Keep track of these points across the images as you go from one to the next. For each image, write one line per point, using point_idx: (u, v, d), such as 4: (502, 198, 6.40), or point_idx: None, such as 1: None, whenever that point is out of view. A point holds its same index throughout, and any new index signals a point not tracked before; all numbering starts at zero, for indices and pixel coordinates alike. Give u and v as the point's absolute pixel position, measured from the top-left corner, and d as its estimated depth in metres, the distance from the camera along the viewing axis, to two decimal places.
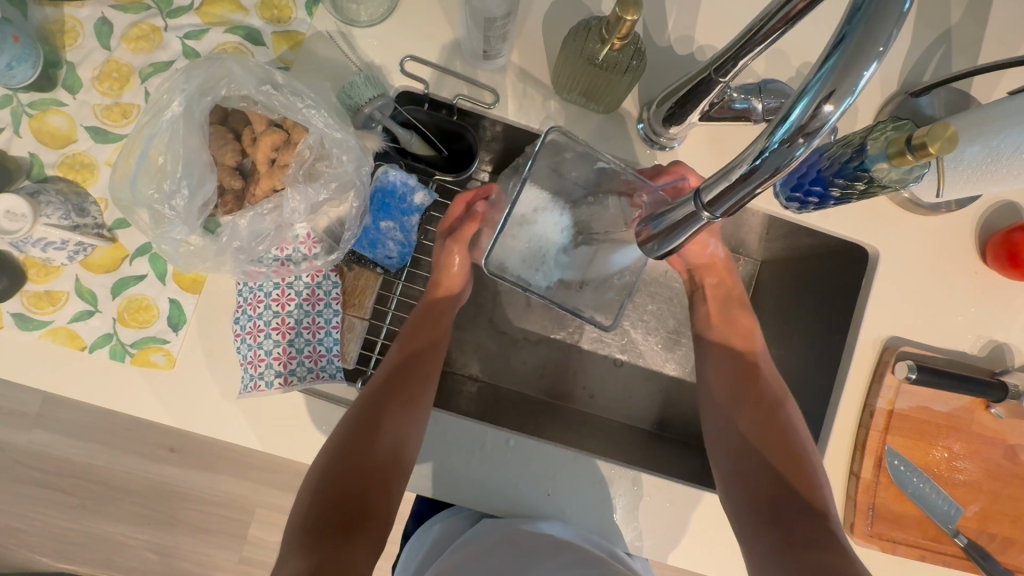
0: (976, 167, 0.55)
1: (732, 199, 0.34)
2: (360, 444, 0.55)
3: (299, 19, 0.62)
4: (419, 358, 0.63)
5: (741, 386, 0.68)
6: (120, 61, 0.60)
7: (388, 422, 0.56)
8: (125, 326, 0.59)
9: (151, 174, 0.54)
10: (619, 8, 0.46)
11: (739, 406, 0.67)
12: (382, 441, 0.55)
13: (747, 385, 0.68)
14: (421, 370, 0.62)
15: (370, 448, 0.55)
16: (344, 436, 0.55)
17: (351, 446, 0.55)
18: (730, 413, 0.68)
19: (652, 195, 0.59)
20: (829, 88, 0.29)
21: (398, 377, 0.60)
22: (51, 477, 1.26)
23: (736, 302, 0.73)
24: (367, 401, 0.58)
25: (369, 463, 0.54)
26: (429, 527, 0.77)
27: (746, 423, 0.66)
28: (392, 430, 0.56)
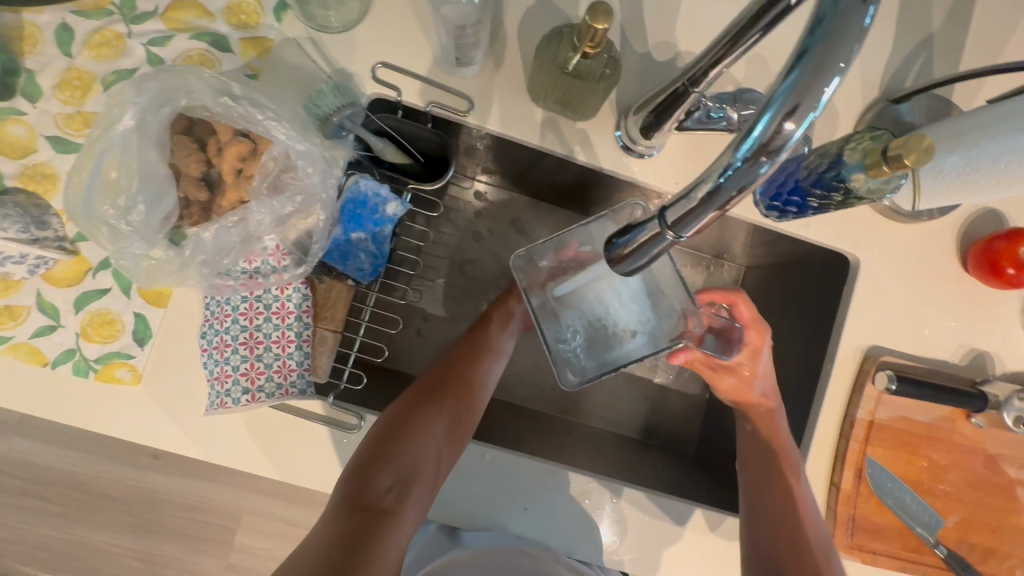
0: (954, 177, 0.54)
1: (698, 218, 0.32)
2: (416, 420, 0.58)
3: (267, 24, 0.60)
4: (479, 352, 0.67)
5: (764, 457, 0.63)
6: (81, 68, 0.59)
7: (447, 404, 0.61)
8: (88, 341, 0.57)
9: (106, 189, 0.53)
10: (589, 16, 0.45)
11: (762, 475, 0.63)
12: (438, 422, 0.59)
13: (776, 455, 0.63)
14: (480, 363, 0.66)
15: (426, 425, 0.58)
16: (402, 409, 0.59)
17: (407, 420, 0.58)
18: (757, 473, 0.63)
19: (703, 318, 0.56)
20: (792, 103, 0.28)
21: (460, 364, 0.65)
22: (33, 486, 1.24)
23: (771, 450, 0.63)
24: (425, 384, 0.62)
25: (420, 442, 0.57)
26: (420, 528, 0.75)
27: (773, 492, 0.61)
28: (449, 414, 0.60)
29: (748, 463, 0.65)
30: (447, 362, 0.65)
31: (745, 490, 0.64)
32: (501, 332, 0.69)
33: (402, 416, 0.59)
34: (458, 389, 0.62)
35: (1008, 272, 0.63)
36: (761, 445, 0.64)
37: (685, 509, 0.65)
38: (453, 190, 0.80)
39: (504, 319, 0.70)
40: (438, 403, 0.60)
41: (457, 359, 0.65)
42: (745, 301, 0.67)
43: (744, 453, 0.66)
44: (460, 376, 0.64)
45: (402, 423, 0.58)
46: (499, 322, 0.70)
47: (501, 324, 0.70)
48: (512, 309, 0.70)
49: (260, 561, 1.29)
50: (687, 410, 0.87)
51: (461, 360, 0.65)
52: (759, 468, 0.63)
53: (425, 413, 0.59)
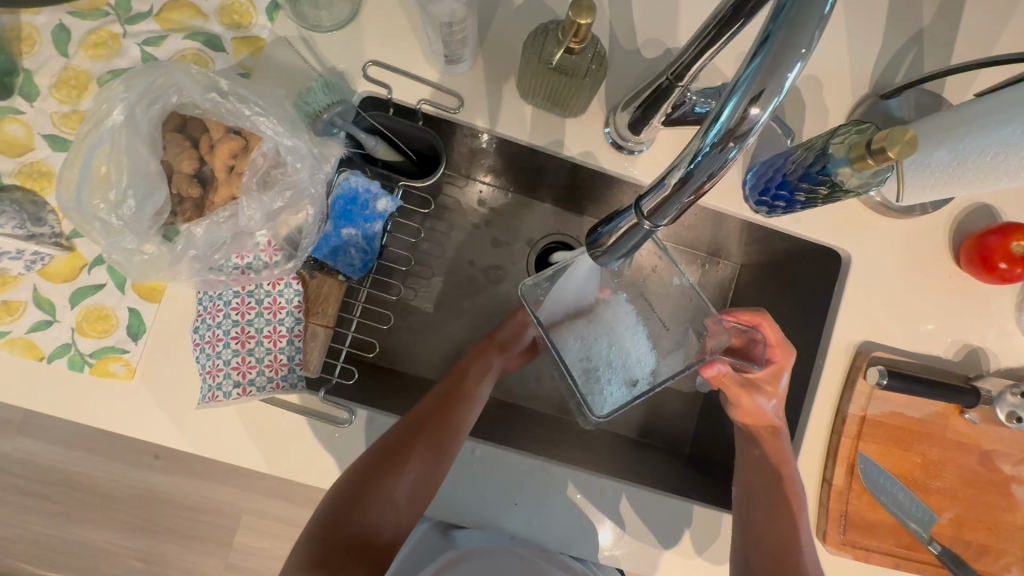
0: (943, 171, 0.54)
1: (671, 206, 0.33)
2: (376, 479, 0.54)
3: (259, 24, 0.61)
4: (455, 400, 0.61)
5: (772, 489, 0.61)
6: (78, 68, 0.60)
7: (413, 455, 0.55)
8: (83, 335, 0.58)
9: (96, 185, 0.54)
10: (572, 12, 0.46)
11: (770, 509, 0.60)
12: (398, 482, 0.54)
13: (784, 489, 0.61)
14: (454, 415, 0.60)
15: (385, 485, 0.54)
16: (364, 465, 0.55)
17: (366, 479, 0.54)
18: (758, 502, 0.61)
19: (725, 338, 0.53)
20: (756, 89, 0.28)
21: (433, 413, 0.59)
22: (35, 485, 1.25)
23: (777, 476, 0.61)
24: (392, 436, 0.57)
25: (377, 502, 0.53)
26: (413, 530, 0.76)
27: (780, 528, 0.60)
28: (413, 473, 0.55)
29: (752, 494, 0.62)
30: (418, 411, 0.59)
31: (741, 522, 0.62)
32: (479, 380, 0.65)
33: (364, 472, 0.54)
34: (427, 442, 0.57)
35: (1000, 266, 0.62)
36: (770, 479, 0.62)
37: (676, 504, 0.65)
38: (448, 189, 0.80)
39: (484, 363, 0.66)
40: (400, 460, 0.55)
41: (430, 406, 0.60)
42: (769, 322, 0.64)
43: (748, 484, 0.63)
44: (430, 429, 0.58)
45: (364, 479, 0.54)
46: (477, 371, 0.65)
47: (480, 371, 0.66)
48: (492, 358, 0.68)
49: (259, 562, 1.30)
50: (682, 408, 0.86)
51: (434, 409, 0.59)
52: (766, 502, 0.61)
53: (386, 470, 0.54)
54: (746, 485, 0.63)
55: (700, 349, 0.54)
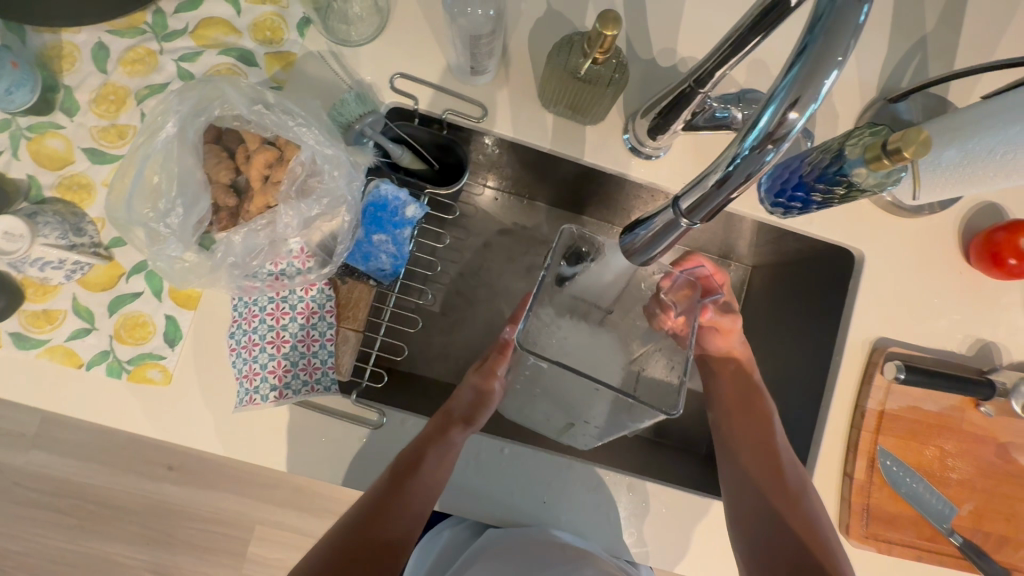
0: (953, 169, 0.57)
1: (710, 205, 0.35)
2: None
3: (290, 40, 0.63)
4: (414, 477, 0.57)
5: (744, 394, 0.70)
6: (116, 84, 0.62)
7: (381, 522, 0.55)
8: (122, 343, 0.60)
9: (146, 195, 0.55)
10: (599, 23, 0.48)
11: (746, 411, 0.69)
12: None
13: (754, 390, 0.70)
14: (405, 511, 0.56)
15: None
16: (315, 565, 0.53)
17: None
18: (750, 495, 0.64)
19: (677, 285, 0.54)
20: (794, 96, 0.30)
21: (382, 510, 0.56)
22: (50, 498, 1.26)
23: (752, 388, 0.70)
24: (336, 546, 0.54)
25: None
26: (435, 538, 0.78)
27: (756, 424, 0.68)
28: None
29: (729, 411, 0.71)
30: (363, 515, 0.56)
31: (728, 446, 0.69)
32: (437, 467, 0.58)
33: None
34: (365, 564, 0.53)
35: (1009, 262, 0.64)
36: (743, 383, 0.71)
37: (699, 501, 0.66)
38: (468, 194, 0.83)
39: (441, 441, 0.59)
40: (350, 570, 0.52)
41: (375, 506, 0.56)
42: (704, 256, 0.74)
43: (723, 395, 0.72)
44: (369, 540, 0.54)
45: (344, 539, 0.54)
46: (436, 457, 0.58)
47: (439, 455, 0.58)
48: (454, 436, 0.60)
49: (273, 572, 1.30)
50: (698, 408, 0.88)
51: (382, 509, 0.56)
52: (743, 413, 0.69)
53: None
54: (725, 394, 0.72)
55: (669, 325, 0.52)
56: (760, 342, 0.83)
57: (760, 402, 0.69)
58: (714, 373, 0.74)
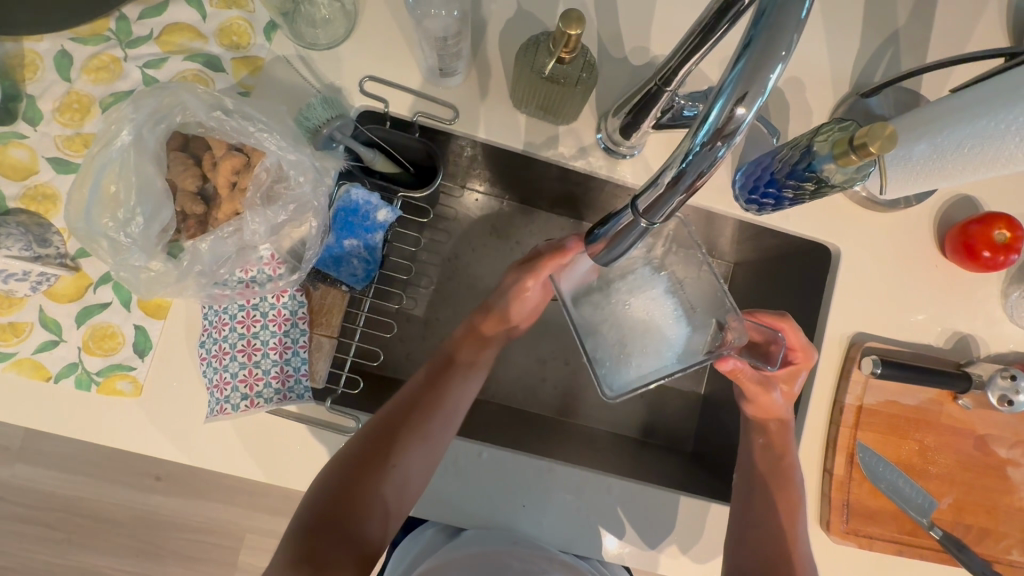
0: (924, 164, 0.57)
1: (667, 205, 0.35)
2: (365, 471, 0.54)
3: (257, 44, 0.63)
4: (450, 377, 0.61)
5: (776, 478, 0.62)
6: (80, 92, 0.61)
7: (419, 413, 0.57)
8: (90, 354, 0.59)
9: (106, 204, 0.54)
10: (562, 23, 0.48)
11: (773, 494, 0.62)
12: (391, 467, 0.55)
13: (788, 472, 0.63)
14: (442, 401, 0.59)
15: (376, 477, 0.54)
16: (359, 444, 0.55)
17: (358, 465, 0.54)
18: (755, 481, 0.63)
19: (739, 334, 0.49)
20: (740, 90, 0.29)
21: (418, 398, 0.59)
22: (36, 512, 1.24)
23: (782, 472, 0.63)
24: (377, 424, 0.56)
25: (375, 489, 0.54)
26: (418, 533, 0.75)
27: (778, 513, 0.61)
28: (402, 462, 0.55)
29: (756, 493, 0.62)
30: (402, 401, 0.58)
31: (736, 530, 0.62)
32: (472, 369, 0.62)
33: (356, 454, 0.54)
34: (408, 438, 0.56)
35: (983, 254, 0.65)
36: (774, 463, 0.63)
37: (678, 501, 0.66)
38: (448, 196, 0.82)
39: (479, 341, 0.63)
40: (394, 448, 0.55)
41: (413, 397, 0.59)
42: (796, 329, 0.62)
43: (754, 469, 0.64)
44: (411, 423, 0.57)
45: (388, 426, 0.56)
46: (472, 346, 0.63)
47: (474, 357, 0.63)
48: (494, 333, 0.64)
49: None
50: (681, 407, 0.87)
51: (421, 397, 0.59)
52: (769, 496, 0.62)
53: (376, 455, 0.55)
54: (754, 468, 0.64)
55: (716, 341, 0.49)
56: None
57: (789, 487, 0.62)
58: (746, 441, 0.66)
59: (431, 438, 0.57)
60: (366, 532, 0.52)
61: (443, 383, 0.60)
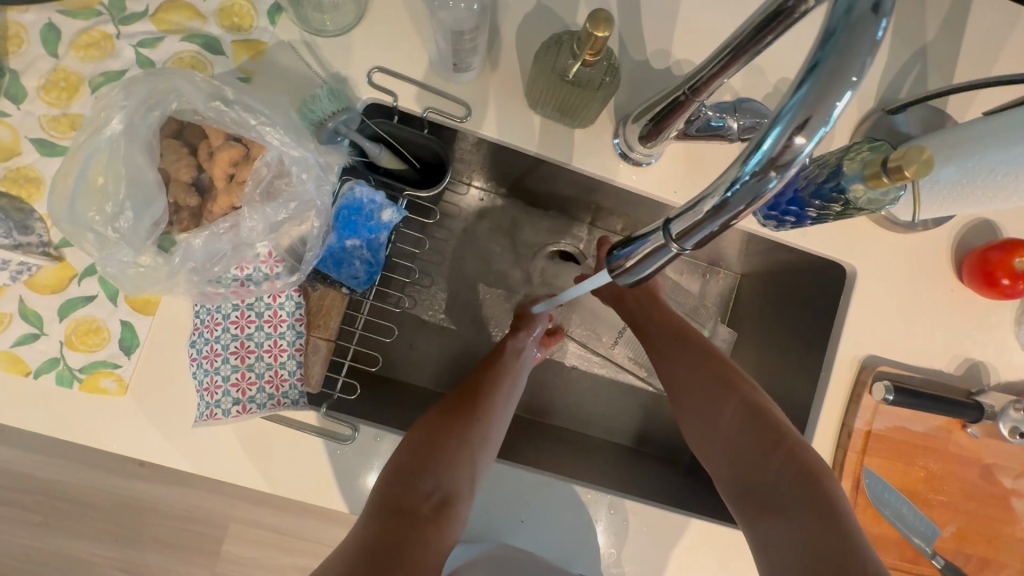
0: (952, 188, 0.55)
1: (704, 231, 0.33)
2: (444, 440, 0.55)
3: (260, 27, 0.59)
4: (505, 372, 0.66)
5: (706, 368, 0.64)
6: (68, 69, 0.57)
7: (482, 399, 0.61)
8: (73, 350, 0.56)
9: (92, 195, 0.51)
10: (589, 24, 0.45)
11: (705, 402, 0.62)
12: (471, 431, 0.57)
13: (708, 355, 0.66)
14: (496, 388, 0.63)
15: (454, 437, 0.56)
16: (433, 419, 0.58)
17: (433, 432, 0.56)
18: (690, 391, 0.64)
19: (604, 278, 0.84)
20: (802, 117, 0.27)
21: (481, 379, 0.64)
22: (13, 495, 1.21)
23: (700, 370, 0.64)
24: (448, 402, 0.60)
25: (459, 447, 0.55)
26: None
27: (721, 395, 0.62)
28: (479, 427, 0.58)
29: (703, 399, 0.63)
30: (470, 383, 0.64)
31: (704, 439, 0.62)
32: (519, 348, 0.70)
33: (435, 426, 0.57)
34: (479, 411, 0.60)
35: (1002, 281, 0.63)
36: (693, 372, 0.65)
37: (678, 518, 0.65)
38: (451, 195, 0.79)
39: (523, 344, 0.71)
40: (472, 412, 0.59)
41: (477, 379, 0.64)
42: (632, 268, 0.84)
43: (681, 392, 0.65)
44: (480, 397, 0.62)
45: (455, 408, 0.59)
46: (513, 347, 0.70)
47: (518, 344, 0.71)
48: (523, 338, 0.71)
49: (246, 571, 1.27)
50: None
51: (484, 379, 0.64)
52: (709, 389, 0.63)
53: (453, 423, 0.57)
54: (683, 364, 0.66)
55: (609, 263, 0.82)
56: (749, 353, 0.82)
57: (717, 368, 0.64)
58: (665, 361, 0.68)
59: (499, 417, 0.61)
60: (457, 484, 0.53)
61: (498, 376, 0.65)
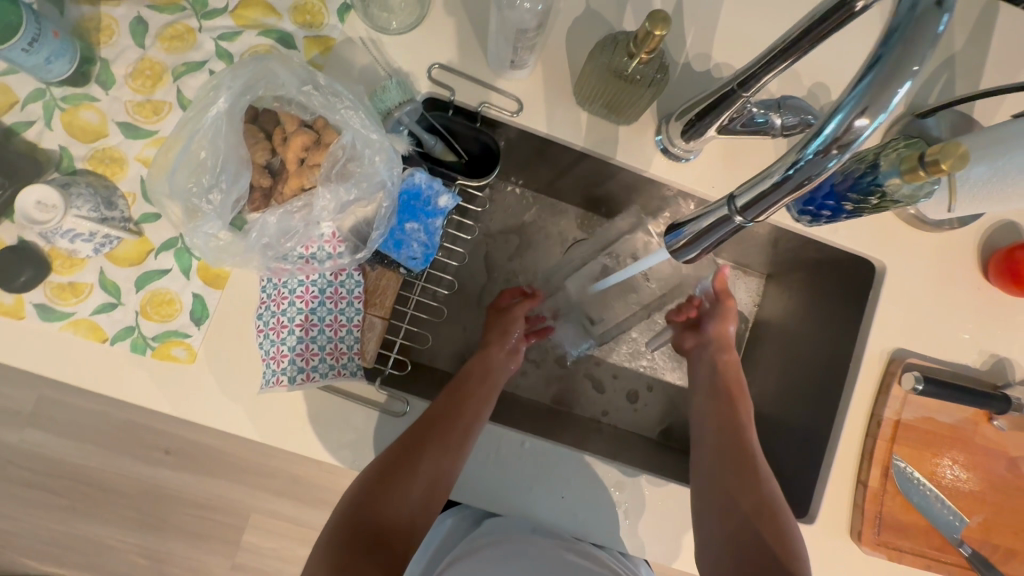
0: (982, 185, 0.58)
1: (765, 204, 0.36)
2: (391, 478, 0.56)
3: (330, 25, 0.63)
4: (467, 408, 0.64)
5: (731, 453, 0.66)
6: (153, 59, 0.62)
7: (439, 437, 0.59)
8: (147, 319, 0.59)
9: (189, 169, 0.55)
10: (649, 23, 0.48)
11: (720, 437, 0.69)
12: (423, 475, 0.57)
13: (741, 446, 0.66)
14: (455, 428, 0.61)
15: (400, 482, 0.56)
16: (376, 467, 0.57)
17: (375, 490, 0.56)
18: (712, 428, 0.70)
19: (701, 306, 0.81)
20: (863, 104, 0.30)
21: (445, 409, 0.62)
22: (44, 478, 1.24)
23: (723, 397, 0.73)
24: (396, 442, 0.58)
25: (409, 507, 0.57)
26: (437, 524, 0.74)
27: (746, 488, 0.62)
28: (427, 472, 0.58)
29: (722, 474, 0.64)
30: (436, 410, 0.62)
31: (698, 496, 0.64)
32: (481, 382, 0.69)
33: (392, 456, 0.57)
34: (433, 448, 0.58)
35: None
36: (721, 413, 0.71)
37: None
38: (497, 185, 0.83)
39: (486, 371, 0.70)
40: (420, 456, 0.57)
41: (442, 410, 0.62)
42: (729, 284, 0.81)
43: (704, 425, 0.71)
44: (441, 433, 0.59)
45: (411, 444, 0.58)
46: (479, 376, 0.69)
47: (481, 372, 0.70)
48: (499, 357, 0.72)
49: (266, 562, 1.29)
50: None
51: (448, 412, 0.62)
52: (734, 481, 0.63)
53: (398, 476, 0.56)
54: (709, 446, 0.68)
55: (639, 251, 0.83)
56: (775, 348, 0.85)
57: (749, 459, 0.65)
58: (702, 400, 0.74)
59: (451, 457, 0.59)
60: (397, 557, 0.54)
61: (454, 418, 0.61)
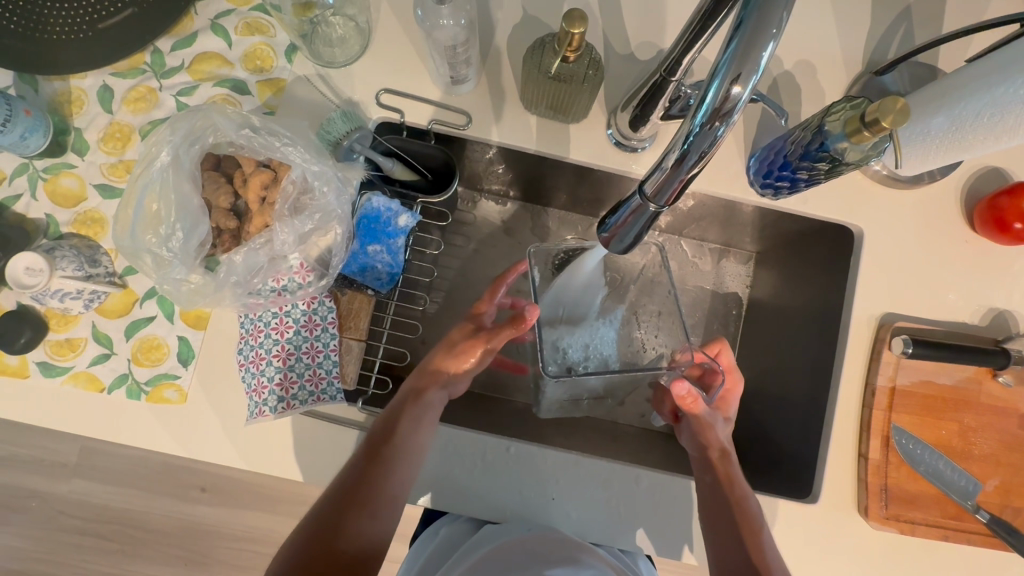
0: (943, 137, 0.56)
1: (669, 186, 0.37)
2: (319, 543, 0.51)
3: (279, 67, 0.67)
4: (393, 453, 0.57)
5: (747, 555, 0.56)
6: (121, 122, 0.66)
7: (367, 490, 0.54)
8: (139, 365, 0.62)
9: (148, 222, 0.59)
10: (566, 23, 0.49)
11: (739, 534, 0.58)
12: (352, 533, 0.52)
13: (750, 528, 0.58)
14: (384, 477, 0.55)
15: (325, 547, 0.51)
16: (293, 551, 0.50)
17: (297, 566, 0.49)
18: (721, 517, 0.59)
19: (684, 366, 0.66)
20: (734, 71, 0.32)
21: (370, 460, 0.56)
22: (93, 525, 1.30)
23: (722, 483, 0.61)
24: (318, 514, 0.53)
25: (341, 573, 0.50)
26: (433, 535, 0.76)
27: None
28: (356, 532, 0.52)
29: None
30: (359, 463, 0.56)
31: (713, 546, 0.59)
32: (413, 431, 0.58)
33: (318, 523, 0.52)
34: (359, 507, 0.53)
35: (1015, 226, 0.63)
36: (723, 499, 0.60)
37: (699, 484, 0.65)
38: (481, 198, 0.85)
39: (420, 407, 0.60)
40: (334, 535, 0.51)
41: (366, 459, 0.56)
42: (728, 349, 0.69)
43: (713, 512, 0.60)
44: (365, 485, 0.55)
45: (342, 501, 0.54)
46: (411, 417, 0.59)
47: (415, 417, 0.59)
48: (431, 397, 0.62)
49: None
50: None
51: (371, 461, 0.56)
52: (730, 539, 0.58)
53: (318, 554, 0.50)
54: (717, 526, 0.59)
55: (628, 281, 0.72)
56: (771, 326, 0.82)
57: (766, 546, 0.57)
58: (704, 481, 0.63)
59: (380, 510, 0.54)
60: None
61: (384, 464, 0.56)
